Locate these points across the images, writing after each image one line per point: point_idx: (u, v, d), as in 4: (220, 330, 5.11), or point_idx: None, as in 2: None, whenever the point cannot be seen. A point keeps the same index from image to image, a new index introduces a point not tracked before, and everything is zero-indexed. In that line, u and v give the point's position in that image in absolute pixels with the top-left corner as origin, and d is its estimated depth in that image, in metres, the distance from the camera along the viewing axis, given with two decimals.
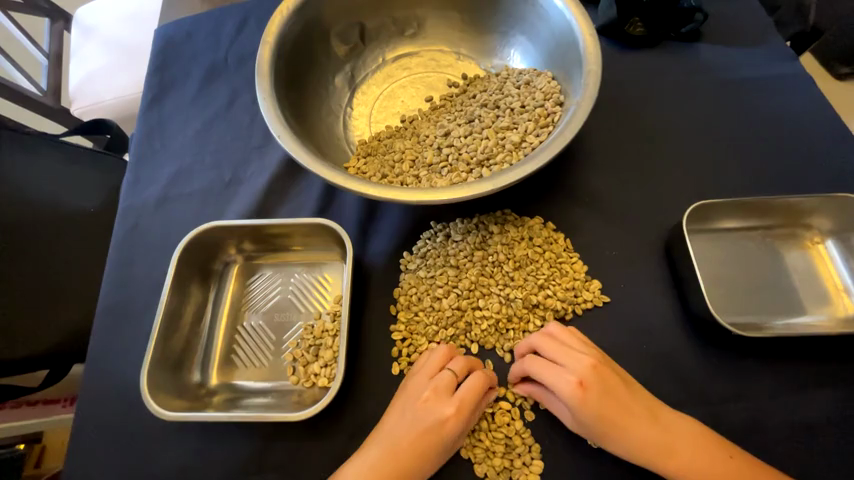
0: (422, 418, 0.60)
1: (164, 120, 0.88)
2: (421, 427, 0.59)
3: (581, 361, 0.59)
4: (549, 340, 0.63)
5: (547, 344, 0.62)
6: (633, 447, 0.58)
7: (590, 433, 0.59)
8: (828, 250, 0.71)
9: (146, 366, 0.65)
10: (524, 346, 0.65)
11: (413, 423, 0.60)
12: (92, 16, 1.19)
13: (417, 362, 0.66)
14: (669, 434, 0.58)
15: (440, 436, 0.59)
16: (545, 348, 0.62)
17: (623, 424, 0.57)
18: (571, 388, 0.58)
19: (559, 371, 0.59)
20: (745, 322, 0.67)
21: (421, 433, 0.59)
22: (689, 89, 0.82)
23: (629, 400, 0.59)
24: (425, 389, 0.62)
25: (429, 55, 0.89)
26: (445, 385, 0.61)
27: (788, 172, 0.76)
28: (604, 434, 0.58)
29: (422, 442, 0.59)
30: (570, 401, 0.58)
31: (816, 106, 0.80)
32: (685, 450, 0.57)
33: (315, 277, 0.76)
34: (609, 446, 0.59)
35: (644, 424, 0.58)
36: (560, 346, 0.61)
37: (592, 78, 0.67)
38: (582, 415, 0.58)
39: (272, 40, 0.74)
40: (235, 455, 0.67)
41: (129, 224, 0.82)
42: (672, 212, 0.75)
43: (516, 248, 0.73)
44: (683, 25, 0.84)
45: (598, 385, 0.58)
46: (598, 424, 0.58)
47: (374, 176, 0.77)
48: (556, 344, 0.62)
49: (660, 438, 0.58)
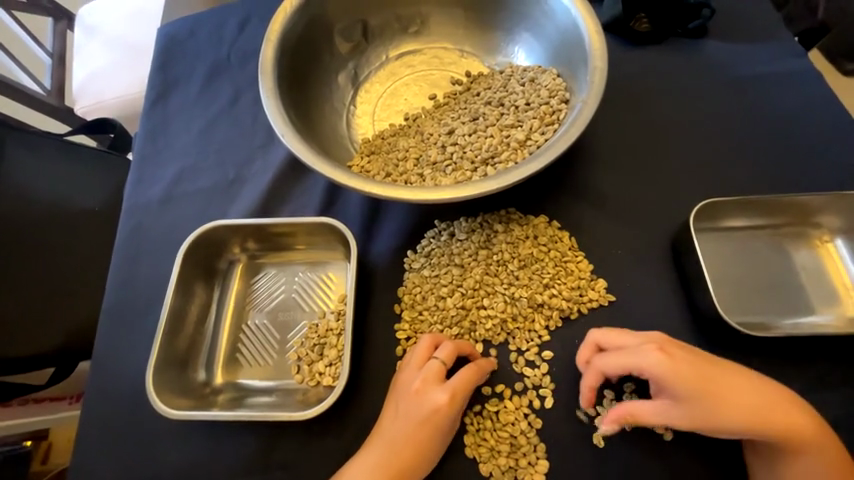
0: (416, 410, 0.60)
1: (168, 119, 0.88)
2: (418, 417, 0.60)
3: (652, 337, 0.60)
4: (609, 331, 0.62)
5: (608, 334, 0.62)
6: (734, 414, 0.55)
7: (691, 412, 0.55)
8: (837, 249, 0.70)
9: (153, 365, 0.65)
10: (586, 346, 0.63)
11: (409, 415, 0.60)
12: (94, 16, 1.19)
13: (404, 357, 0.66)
14: (761, 395, 0.55)
15: (436, 424, 0.60)
16: (610, 338, 0.61)
17: (720, 390, 0.55)
18: (653, 355, 0.57)
19: (636, 348, 0.58)
20: (752, 322, 0.67)
21: (418, 425, 0.59)
22: (696, 86, 0.81)
23: (714, 367, 0.57)
24: (416, 379, 0.61)
25: (433, 52, 0.88)
26: (435, 374, 0.61)
27: (797, 170, 0.75)
28: (706, 405, 0.55)
29: (420, 433, 0.59)
30: (664, 371, 0.56)
31: (825, 103, 0.79)
32: (778, 412, 0.55)
33: (319, 275, 0.76)
34: (716, 420, 0.55)
35: (738, 386, 0.56)
36: (619, 333, 0.61)
37: (598, 75, 0.66)
38: (680, 386, 0.55)
39: (275, 39, 0.74)
40: (240, 454, 0.67)
41: (134, 222, 0.82)
42: (677, 211, 0.74)
43: (521, 247, 0.73)
44: (689, 21, 0.83)
45: (679, 350, 0.57)
46: (697, 393, 0.55)
47: (378, 174, 0.77)
48: (616, 333, 0.62)
49: (754, 400, 0.55)
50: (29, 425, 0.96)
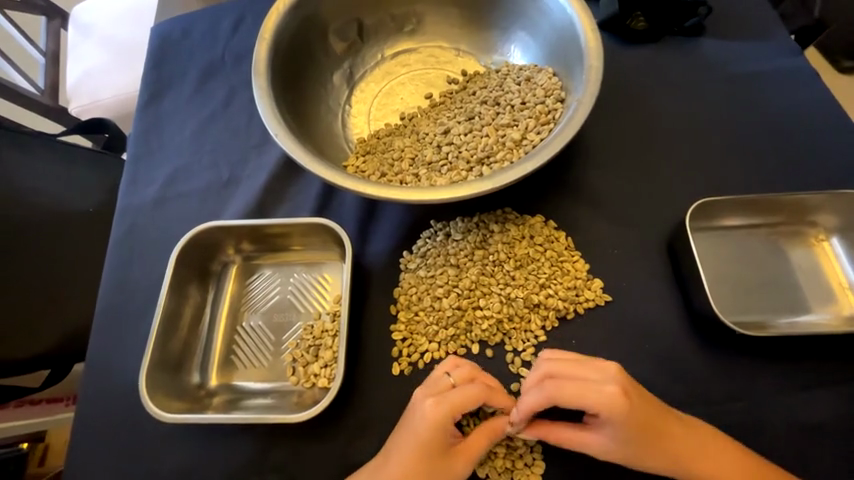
0: (408, 419, 0.59)
1: (162, 119, 0.88)
2: (407, 426, 0.59)
3: (607, 370, 0.58)
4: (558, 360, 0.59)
5: (561, 364, 0.58)
6: (667, 458, 0.57)
7: (627, 451, 0.57)
8: (834, 247, 0.70)
9: (146, 369, 0.65)
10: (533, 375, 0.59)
11: (403, 425, 0.59)
12: (89, 14, 1.18)
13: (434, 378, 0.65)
14: (700, 446, 0.58)
15: (421, 435, 0.57)
16: (561, 373, 0.58)
17: (665, 436, 0.57)
18: (614, 398, 0.56)
19: (593, 385, 0.56)
20: (749, 322, 0.66)
21: (405, 433, 0.58)
22: (693, 84, 0.81)
23: (666, 414, 0.58)
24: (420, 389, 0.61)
25: (429, 51, 0.87)
26: (437, 387, 0.60)
27: (794, 168, 0.75)
28: (640, 447, 0.57)
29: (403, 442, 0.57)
30: (618, 412, 0.55)
31: (823, 100, 0.78)
32: (708, 459, 0.58)
33: (315, 277, 0.76)
34: (648, 461, 0.58)
35: (678, 435, 0.57)
36: (570, 362, 0.59)
37: (593, 74, 0.66)
38: (628, 427, 0.56)
39: (268, 38, 0.73)
40: (235, 457, 0.66)
41: (128, 223, 0.81)
42: (675, 210, 0.74)
43: (517, 247, 0.72)
44: (686, 19, 0.83)
45: (634, 393, 0.57)
46: (638, 435, 0.56)
47: (373, 174, 0.77)
48: (568, 361, 0.59)
49: (688, 448, 0.57)
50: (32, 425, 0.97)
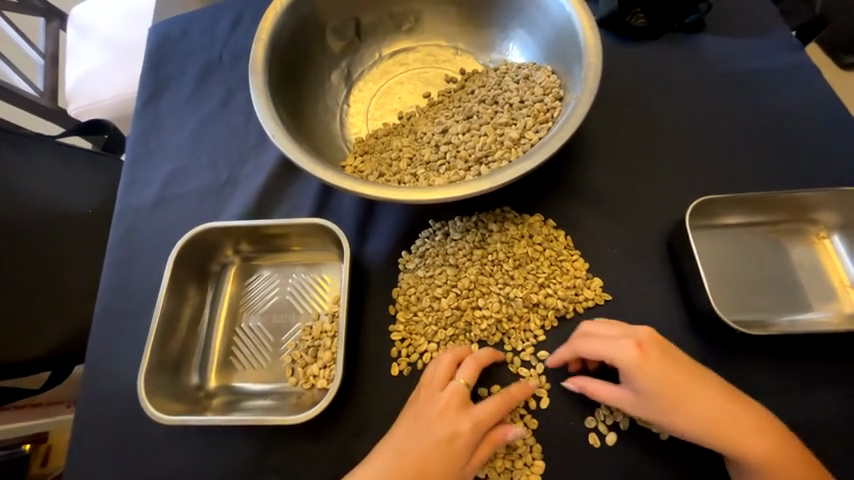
0: (437, 431, 0.58)
1: (160, 120, 0.87)
2: (436, 437, 0.58)
3: (638, 329, 0.60)
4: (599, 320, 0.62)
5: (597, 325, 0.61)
6: (695, 421, 0.56)
7: (649, 408, 0.57)
8: (835, 245, 0.69)
9: (144, 371, 0.65)
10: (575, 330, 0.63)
11: (426, 434, 0.58)
12: (87, 16, 1.18)
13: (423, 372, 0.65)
14: (736, 415, 0.56)
15: (455, 453, 0.57)
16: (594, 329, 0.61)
17: (690, 397, 0.56)
18: (630, 350, 0.58)
19: (615, 340, 0.59)
20: (749, 321, 0.66)
21: (436, 446, 0.57)
22: (693, 82, 0.80)
23: (698, 377, 0.57)
24: (437, 400, 0.60)
25: (427, 50, 0.87)
26: (460, 400, 0.60)
27: (795, 165, 0.74)
28: (664, 404, 0.57)
29: (435, 456, 0.57)
30: (634, 366, 0.57)
31: (823, 97, 0.78)
32: (741, 430, 0.56)
33: (313, 278, 0.75)
34: (676, 422, 0.57)
35: (707, 398, 0.56)
36: (608, 322, 0.62)
37: (592, 72, 0.66)
38: (645, 381, 0.57)
39: (265, 38, 0.73)
40: (235, 458, 0.66)
41: (126, 225, 0.81)
42: (675, 209, 0.73)
43: (516, 247, 0.72)
44: (686, 15, 0.82)
45: (659, 351, 0.58)
46: (659, 391, 0.56)
47: (371, 175, 0.77)
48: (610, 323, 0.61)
49: (718, 413, 0.56)
50: (35, 425, 0.97)
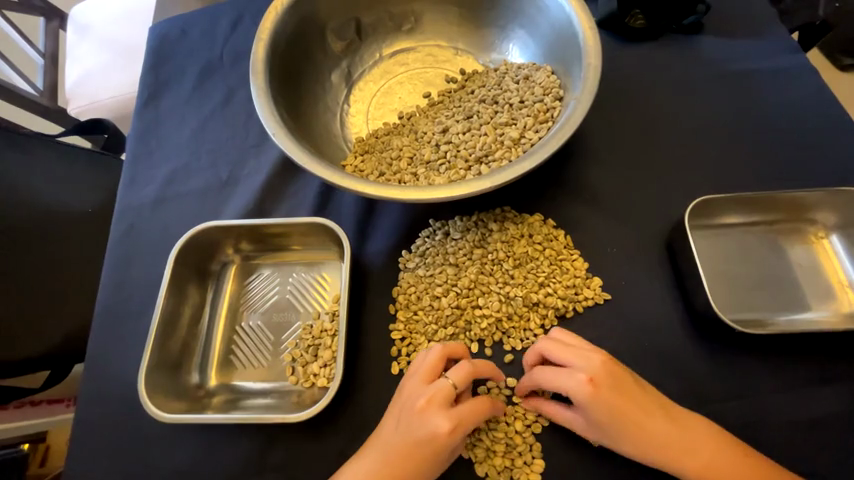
0: (416, 429, 0.57)
1: (160, 119, 0.88)
2: (417, 438, 0.57)
3: (592, 358, 0.58)
4: (554, 342, 0.60)
5: (551, 346, 0.60)
6: (637, 445, 0.57)
7: (598, 433, 0.58)
8: (833, 245, 0.70)
9: (145, 369, 0.65)
10: (532, 354, 0.63)
11: (408, 431, 0.58)
12: (87, 15, 1.18)
13: (413, 363, 0.64)
14: (679, 436, 0.57)
15: (432, 451, 0.57)
16: (551, 355, 0.60)
17: (636, 425, 0.57)
18: (583, 386, 0.56)
19: (568, 372, 0.58)
20: (748, 320, 0.66)
21: (415, 444, 0.57)
22: (692, 82, 0.81)
23: (646, 404, 0.58)
24: (420, 397, 0.59)
25: (428, 50, 0.87)
26: (440, 396, 0.58)
27: (794, 166, 0.75)
28: (611, 433, 0.57)
29: (416, 453, 0.57)
30: (584, 400, 0.56)
31: (822, 97, 0.78)
32: (683, 449, 0.57)
33: (313, 277, 0.76)
34: (619, 445, 0.58)
35: (653, 426, 0.57)
36: (565, 346, 0.60)
37: (592, 72, 0.66)
38: (593, 414, 0.57)
39: (266, 38, 0.73)
40: (236, 458, 0.66)
41: (127, 224, 0.81)
42: (674, 209, 0.74)
43: (516, 246, 0.72)
44: (684, 17, 0.82)
45: (610, 382, 0.57)
46: (609, 421, 0.56)
47: (371, 174, 0.77)
48: (559, 346, 0.60)
49: (663, 437, 0.57)
50: (36, 425, 0.98)
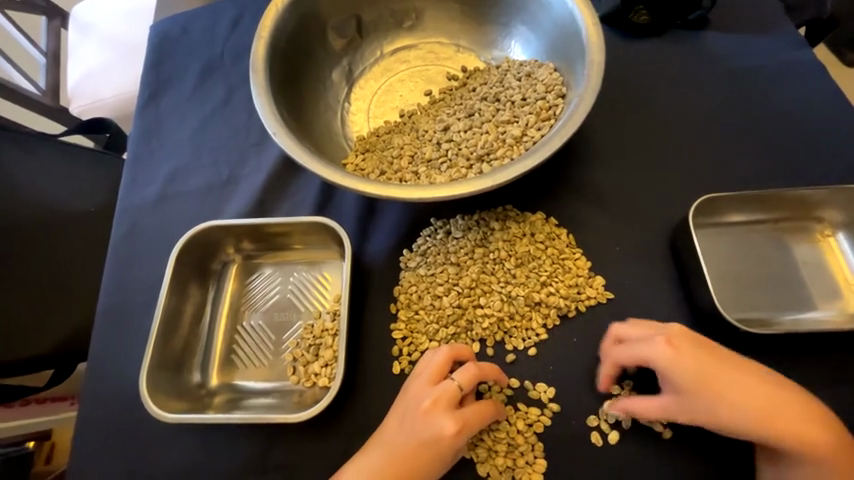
0: (421, 430, 0.57)
1: (161, 118, 0.87)
2: (422, 438, 0.57)
3: (669, 328, 0.59)
4: (627, 323, 0.61)
5: (630, 327, 0.61)
6: (745, 416, 0.54)
7: (697, 407, 0.55)
8: (839, 243, 0.69)
9: (146, 369, 0.65)
10: (611, 335, 0.62)
11: (413, 432, 0.57)
12: (89, 14, 1.18)
13: (418, 363, 0.63)
14: (786, 405, 0.54)
15: (437, 451, 0.57)
16: (625, 332, 0.61)
17: (738, 392, 0.54)
18: (663, 348, 0.56)
19: (648, 339, 0.58)
20: (752, 319, 0.66)
21: (419, 445, 0.57)
22: (696, 79, 0.80)
23: (744, 373, 0.55)
24: (426, 397, 0.59)
25: (429, 47, 0.87)
26: (448, 397, 0.58)
27: (799, 163, 0.74)
28: (708, 403, 0.55)
29: (420, 454, 0.57)
30: (668, 363, 0.56)
31: (828, 93, 0.77)
32: (790, 421, 0.54)
33: (315, 276, 0.75)
34: (727, 420, 0.54)
35: (758, 392, 0.54)
36: (637, 325, 0.61)
37: (594, 69, 0.65)
38: (685, 381, 0.55)
39: (266, 36, 0.73)
40: (237, 458, 0.66)
41: (128, 223, 0.81)
42: (677, 207, 0.73)
43: (518, 245, 0.72)
44: (690, 11, 0.81)
45: (695, 346, 0.56)
46: (703, 387, 0.55)
47: (373, 173, 0.76)
48: (632, 323, 0.61)
49: (770, 406, 0.54)
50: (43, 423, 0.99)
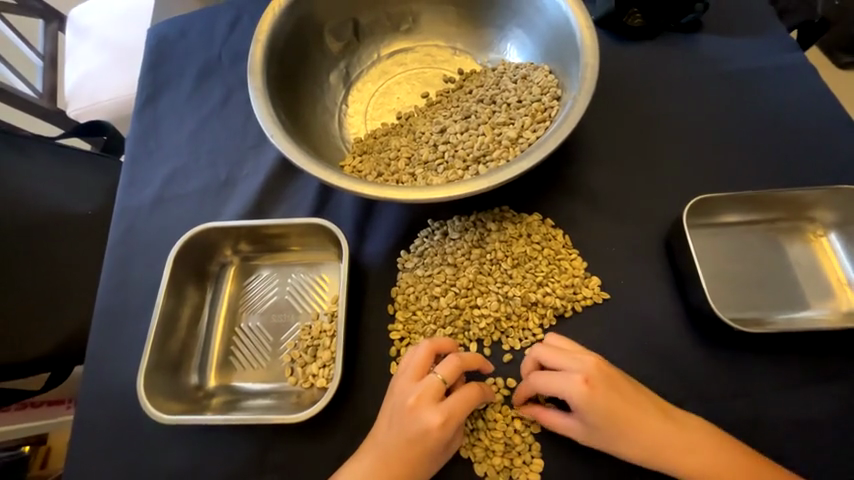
0: (408, 427, 0.58)
1: (158, 120, 0.88)
2: (410, 436, 0.57)
3: (584, 360, 0.59)
4: (547, 347, 0.61)
5: (544, 350, 0.61)
6: (639, 447, 0.57)
7: (601, 438, 0.58)
8: (832, 243, 0.69)
9: (144, 371, 0.65)
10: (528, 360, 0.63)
11: (402, 431, 0.58)
12: (86, 17, 1.18)
13: (403, 359, 0.63)
14: (677, 437, 0.58)
15: (426, 445, 0.57)
16: (544, 357, 0.60)
17: (637, 425, 0.57)
18: (578, 386, 0.57)
19: (563, 373, 0.58)
20: (747, 318, 0.66)
21: (409, 442, 0.57)
22: (690, 81, 0.81)
23: (643, 406, 0.58)
24: (410, 394, 0.59)
25: (425, 50, 0.87)
26: (431, 392, 0.58)
27: (793, 164, 0.75)
28: (612, 435, 0.57)
29: (411, 451, 0.57)
30: (579, 401, 0.57)
31: (820, 95, 0.78)
32: (682, 451, 0.57)
33: (312, 277, 0.76)
34: (621, 449, 0.58)
35: (655, 426, 0.57)
36: (557, 349, 0.60)
37: (589, 71, 0.66)
38: (592, 416, 0.57)
39: (264, 38, 0.73)
40: (235, 459, 0.66)
41: (125, 225, 0.81)
42: (673, 208, 0.74)
43: (514, 246, 0.72)
44: (683, 15, 0.82)
45: (605, 381, 0.58)
46: (607, 422, 0.57)
47: (370, 174, 0.77)
48: (552, 349, 0.60)
49: (660, 439, 0.57)
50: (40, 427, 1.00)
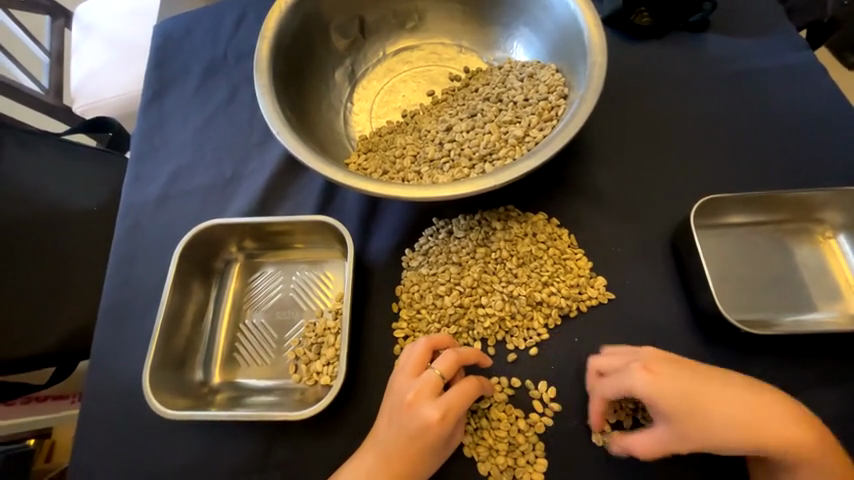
0: (408, 423, 0.57)
1: (164, 117, 0.88)
2: (409, 432, 0.57)
3: (642, 354, 0.59)
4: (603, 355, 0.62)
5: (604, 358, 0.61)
6: (730, 427, 0.53)
7: (687, 428, 0.53)
8: (839, 244, 0.69)
9: (149, 367, 0.65)
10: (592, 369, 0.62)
11: (401, 428, 0.58)
12: (92, 14, 1.18)
13: (401, 357, 0.63)
14: (758, 405, 0.53)
15: (425, 441, 0.57)
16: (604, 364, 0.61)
17: (718, 401, 0.53)
18: (640, 374, 0.55)
19: (626, 369, 0.57)
20: (753, 320, 0.66)
21: (409, 439, 0.57)
22: (697, 81, 0.80)
23: (715, 381, 0.55)
24: (409, 390, 0.59)
25: (431, 48, 0.87)
26: (429, 387, 0.58)
27: (800, 165, 0.74)
28: (696, 417, 0.53)
29: (411, 447, 0.57)
30: (646, 387, 0.55)
31: (829, 96, 0.78)
32: (777, 424, 0.53)
33: (317, 275, 0.76)
34: (713, 439, 0.53)
35: (734, 399, 0.54)
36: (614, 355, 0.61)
37: (596, 70, 0.66)
38: (667, 402, 0.54)
39: (269, 35, 0.73)
40: (238, 455, 0.66)
41: (131, 221, 0.82)
42: (678, 208, 0.73)
43: (519, 245, 0.72)
44: (691, 14, 0.82)
45: (666, 366, 0.56)
46: (686, 406, 0.53)
47: (375, 172, 0.77)
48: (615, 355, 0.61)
49: (749, 414, 0.53)
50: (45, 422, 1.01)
